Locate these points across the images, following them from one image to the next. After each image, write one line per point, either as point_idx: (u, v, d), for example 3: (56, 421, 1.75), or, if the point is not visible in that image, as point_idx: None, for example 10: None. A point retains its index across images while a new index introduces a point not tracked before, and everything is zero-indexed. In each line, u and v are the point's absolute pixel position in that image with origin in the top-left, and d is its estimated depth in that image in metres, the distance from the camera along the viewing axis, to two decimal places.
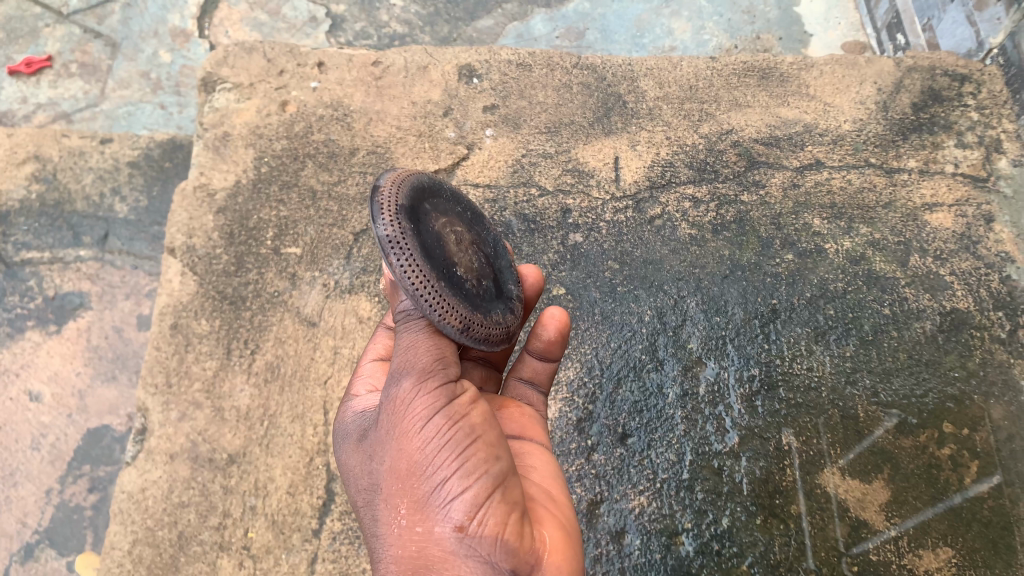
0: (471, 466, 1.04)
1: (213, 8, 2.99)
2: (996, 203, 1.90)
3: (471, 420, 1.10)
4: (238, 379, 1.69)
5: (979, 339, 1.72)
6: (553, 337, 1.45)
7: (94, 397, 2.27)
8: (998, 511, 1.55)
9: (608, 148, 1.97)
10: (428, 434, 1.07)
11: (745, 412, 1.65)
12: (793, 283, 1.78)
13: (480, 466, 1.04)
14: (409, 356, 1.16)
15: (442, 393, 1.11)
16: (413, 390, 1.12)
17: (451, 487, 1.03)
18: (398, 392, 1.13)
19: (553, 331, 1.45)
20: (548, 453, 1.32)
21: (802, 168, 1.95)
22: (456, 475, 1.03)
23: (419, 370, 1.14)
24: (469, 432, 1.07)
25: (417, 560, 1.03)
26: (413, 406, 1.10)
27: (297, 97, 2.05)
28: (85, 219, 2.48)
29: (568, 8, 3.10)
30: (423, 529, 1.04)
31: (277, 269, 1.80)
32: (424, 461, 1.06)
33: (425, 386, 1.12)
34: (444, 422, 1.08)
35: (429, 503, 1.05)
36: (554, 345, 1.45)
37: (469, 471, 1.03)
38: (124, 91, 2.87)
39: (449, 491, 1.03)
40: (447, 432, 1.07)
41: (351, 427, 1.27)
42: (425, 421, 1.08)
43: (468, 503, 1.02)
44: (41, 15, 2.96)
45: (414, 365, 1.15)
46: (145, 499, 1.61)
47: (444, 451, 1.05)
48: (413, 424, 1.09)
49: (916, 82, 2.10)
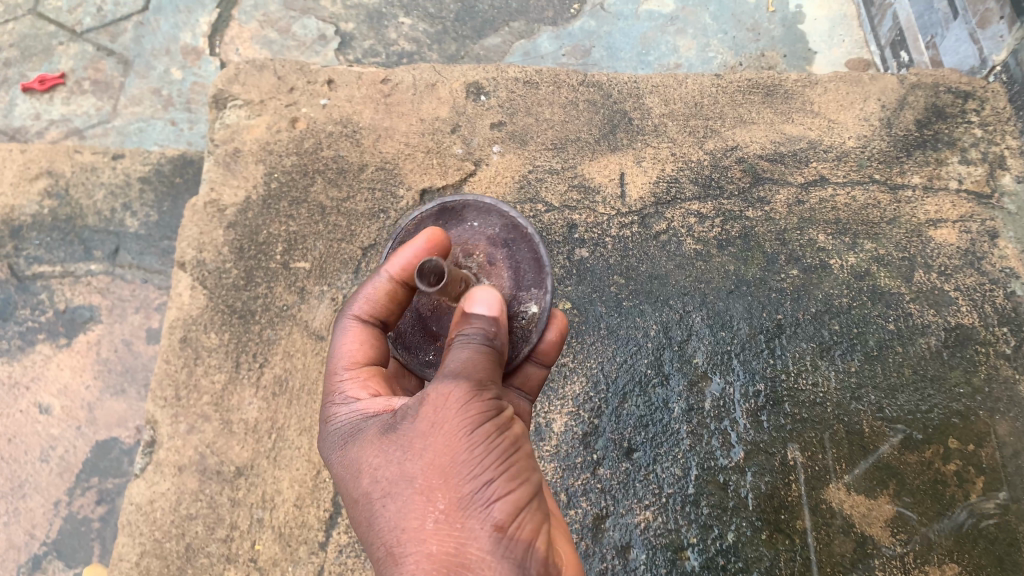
0: (515, 475, 1.12)
1: (224, 26, 3.04)
2: (999, 220, 1.91)
3: (513, 434, 1.16)
4: (246, 393, 1.70)
5: (984, 355, 1.72)
6: (555, 340, 1.44)
7: (103, 409, 2.28)
8: (1004, 528, 1.55)
9: (613, 164, 1.99)
10: (478, 438, 1.12)
11: (751, 427, 1.66)
12: (798, 298, 1.79)
13: (523, 476, 1.13)
14: (465, 361, 1.19)
15: (492, 403, 1.16)
16: (469, 393, 1.15)
17: (495, 489, 1.08)
18: (448, 391, 1.15)
19: (556, 335, 1.44)
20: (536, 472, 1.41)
21: (807, 184, 1.97)
22: (502, 482, 1.09)
23: (478, 375, 1.18)
24: (513, 443, 1.15)
25: (452, 556, 1.03)
26: (461, 407, 1.14)
27: (307, 114, 2.07)
28: (95, 234, 2.50)
29: (574, 26, 3.13)
30: (461, 528, 1.05)
31: (286, 283, 1.82)
32: (471, 463, 1.10)
33: (480, 393, 1.16)
34: (493, 430, 1.13)
35: (470, 502, 1.07)
36: (553, 349, 1.44)
37: (514, 480, 1.11)
38: (135, 107, 2.91)
39: (494, 495, 1.08)
40: (496, 439, 1.13)
41: (361, 427, 1.23)
42: (476, 426, 1.13)
43: (511, 509, 1.07)
44: (55, 33, 3.00)
45: (469, 369, 1.18)
46: (153, 511, 1.62)
47: (493, 458, 1.11)
48: (463, 425, 1.12)
49: (919, 99, 2.12)
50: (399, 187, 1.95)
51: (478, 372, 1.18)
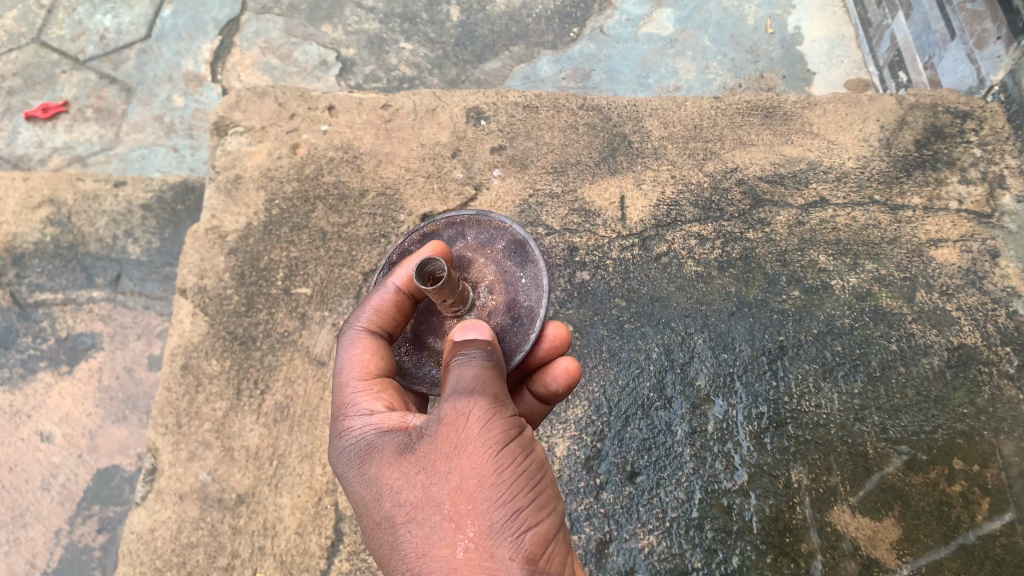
0: (542, 501, 1.10)
1: (225, 53, 3.06)
2: (1000, 239, 1.90)
3: (536, 457, 1.14)
4: (247, 419, 1.70)
5: (987, 375, 1.72)
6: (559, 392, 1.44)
7: (104, 436, 2.27)
8: (1011, 549, 1.53)
9: (613, 188, 1.99)
10: (504, 460, 1.09)
11: (755, 449, 1.65)
12: (800, 319, 1.79)
13: (550, 506, 1.11)
14: (474, 376, 1.17)
15: (512, 424, 1.14)
16: (489, 411, 1.13)
17: (525, 516, 1.06)
18: (470, 408, 1.13)
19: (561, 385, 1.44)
20: None
21: (807, 205, 1.97)
22: (529, 507, 1.07)
23: (492, 394, 1.16)
24: (538, 467, 1.13)
25: None
26: (488, 429, 1.11)
27: (308, 140, 2.08)
28: (98, 260, 2.51)
29: (574, 49, 3.16)
30: (493, 556, 1.02)
31: (287, 309, 1.82)
32: (500, 483, 1.07)
33: (499, 412, 1.14)
34: (517, 452, 1.11)
35: (499, 529, 1.04)
36: (556, 398, 1.45)
37: (541, 506, 1.09)
38: (137, 134, 2.93)
39: (524, 522, 1.05)
40: (521, 462, 1.11)
41: (376, 443, 1.20)
42: (501, 446, 1.10)
43: (537, 538, 1.04)
44: (58, 61, 3.03)
45: (478, 386, 1.16)
46: (154, 540, 1.62)
47: (519, 482, 1.08)
48: (488, 445, 1.10)
49: (918, 119, 2.12)
50: (400, 212, 1.95)
51: (493, 390, 1.16)
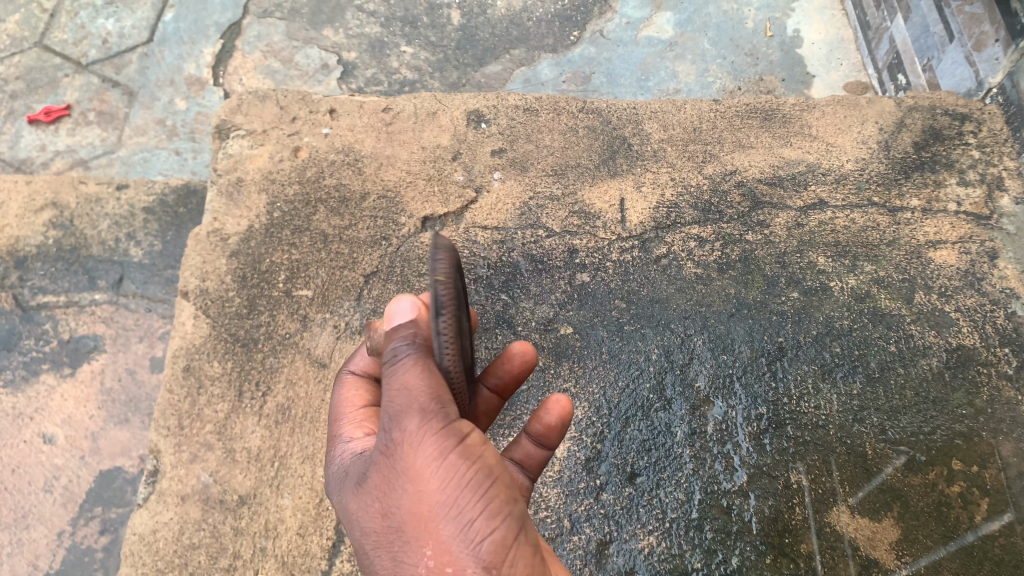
0: (497, 507, 1.07)
1: (227, 57, 3.08)
2: (999, 241, 1.91)
3: (484, 462, 1.09)
4: (249, 421, 1.71)
5: (986, 376, 1.73)
6: (553, 424, 1.47)
7: (106, 438, 2.29)
8: (1010, 549, 1.54)
9: (613, 190, 2.00)
10: (447, 475, 1.06)
11: (754, 450, 1.65)
12: (799, 321, 1.80)
13: (504, 508, 1.08)
14: (403, 385, 1.08)
15: (451, 432, 1.08)
16: (421, 427, 1.07)
17: (476, 528, 1.05)
18: (402, 429, 1.08)
19: (555, 417, 1.47)
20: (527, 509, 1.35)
21: (806, 207, 1.97)
22: (480, 517, 1.06)
23: (422, 405, 1.07)
24: (488, 472, 1.09)
25: None
26: (424, 445, 1.07)
27: (309, 143, 2.09)
28: (100, 263, 2.53)
29: (574, 52, 3.17)
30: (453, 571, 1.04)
31: (288, 311, 1.83)
32: (446, 502, 1.06)
33: (432, 424, 1.07)
34: (459, 463, 1.07)
35: (455, 546, 1.05)
36: (553, 431, 1.48)
37: (497, 512, 1.07)
38: (140, 137, 2.94)
39: (477, 535, 1.05)
40: (467, 472, 1.07)
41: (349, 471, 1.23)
42: (439, 464, 1.06)
43: (495, 549, 1.04)
44: (60, 65, 3.04)
45: (404, 403, 1.08)
46: (156, 541, 1.62)
47: (467, 495, 1.06)
48: (427, 462, 1.06)
49: (917, 122, 2.13)
50: (401, 214, 1.96)
51: (421, 401, 1.07)
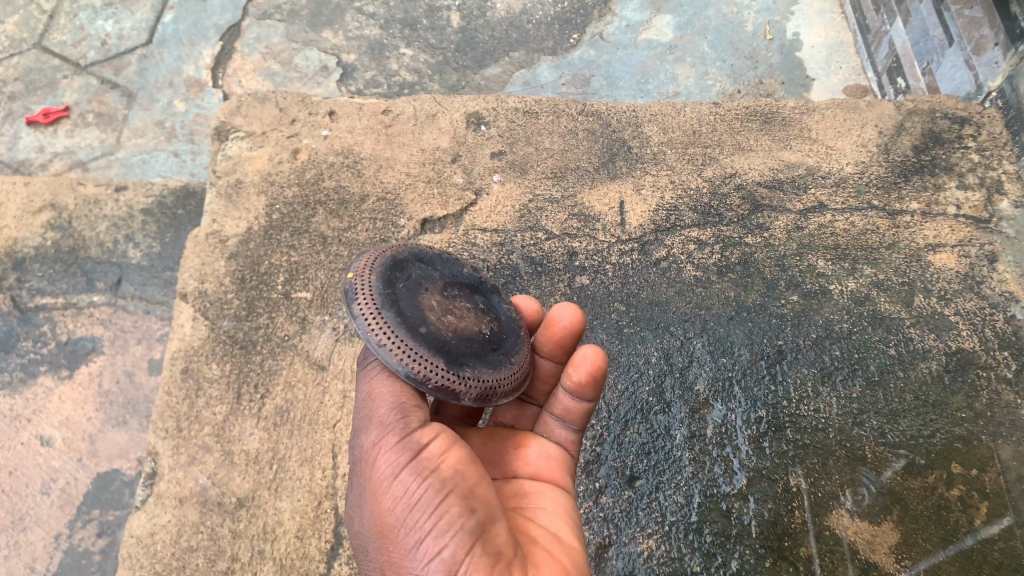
0: (446, 522, 1.08)
1: (227, 58, 3.08)
2: (998, 244, 1.91)
3: (437, 476, 1.11)
4: (247, 423, 1.70)
5: (985, 379, 1.73)
6: (583, 381, 1.40)
7: (104, 440, 2.28)
8: (1010, 553, 1.53)
9: (613, 193, 2.00)
10: (398, 493, 1.12)
11: (753, 453, 1.65)
12: (798, 324, 1.80)
13: (456, 519, 1.08)
14: (375, 400, 1.24)
15: (406, 447, 1.16)
16: (381, 447, 1.17)
17: (426, 547, 1.08)
18: (368, 448, 1.19)
19: (584, 374, 1.39)
20: (561, 495, 1.33)
21: (806, 211, 1.97)
22: (427, 536, 1.08)
23: (382, 423, 1.20)
24: (439, 487, 1.10)
25: None
26: (381, 463, 1.16)
27: (308, 144, 2.09)
28: (98, 265, 2.53)
29: (574, 55, 3.17)
30: None
31: (287, 313, 1.83)
32: (401, 523, 1.11)
33: (389, 442, 1.17)
34: (410, 480, 1.12)
35: (408, 563, 1.10)
36: (585, 388, 1.40)
37: (444, 529, 1.07)
38: (139, 139, 2.93)
39: (425, 554, 1.07)
40: (417, 490, 1.11)
41: None
42: (393, 482, 1.13)
43: (439, 567, 1.06)
44: (59, 67, 3.04)
45: (370, 421, 1.22)
46: (154, 544, 1.60)
47: (413, 513, 1.10)
48: (383, 481, 1.14)
49: (916, 125, 2.13)
50: (400, 217, 1.96)
51: (382, 418, 1.20)
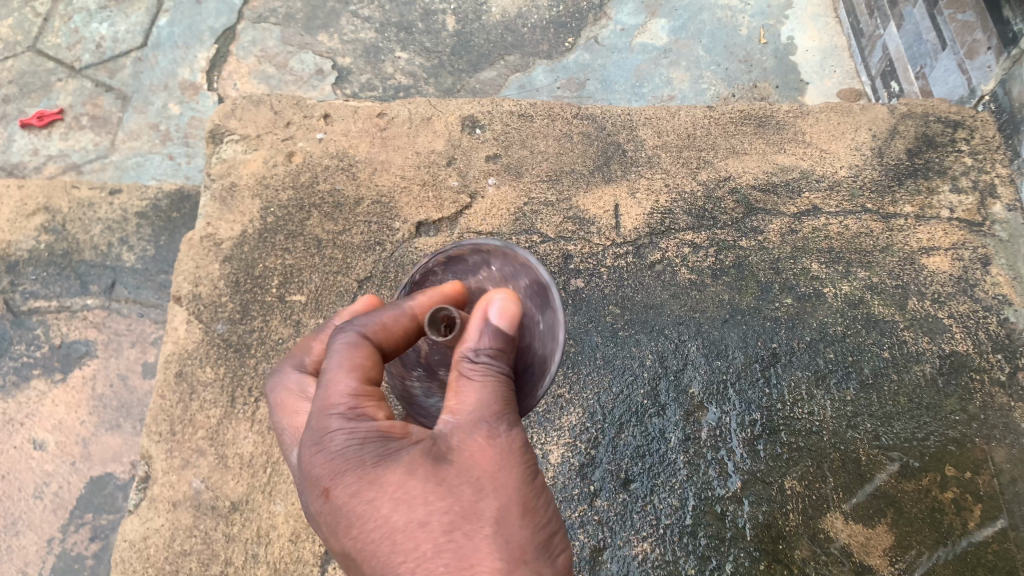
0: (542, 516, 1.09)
1: (222, 61, 3.08)
2: (991, 247, 1.92)
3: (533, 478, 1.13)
4: (241, 427, 1.70)
5: (979, 382, 1.73)
6: None
7: (97, 444, 2.27)
8: (1003, 555, 1.55)
9: (608, 196, 2.00)
10: (515, 472, 1.08)
11: (748, 456, 1.66)
12: (792, 327, 1.80)
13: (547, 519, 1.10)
14: (489, 388, 1.13)
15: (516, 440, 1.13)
16: (500, 425, 1.11)
17: (527, 525, 1.05)
18: (482, 424, 1.10)
19: None
20: None
21: (799, 214, 1.97)
22: (532, 518, 1.06)
23: (502, 410, 1.13)
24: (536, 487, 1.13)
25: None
26: (502, 442, 1.10)
27: (303, 148, 2.08)
28: (92, 268, 2.52)
29: (569, 59, 3.18)
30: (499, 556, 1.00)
31: (282, 317, 1.82)
32: (515, 498, 1.06)
33: (510, 428, 1.12)
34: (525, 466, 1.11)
35: (504, 534, 1.02)
36: None
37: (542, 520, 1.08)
38: (133, 142, 2.92)
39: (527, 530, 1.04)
40: (530, 477, 1.10)
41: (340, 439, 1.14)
42: (513, 464, 1.09)
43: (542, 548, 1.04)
44: (54, 70, 3.03)
45: (479, 407, 1.11)
46: (147, 548, 1.61)
47: (525, 493, 1.07)
48: (502, 457, 1.08)
49: (910, 128, 2.13)
50: (395, 220, 1.96)
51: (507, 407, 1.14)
